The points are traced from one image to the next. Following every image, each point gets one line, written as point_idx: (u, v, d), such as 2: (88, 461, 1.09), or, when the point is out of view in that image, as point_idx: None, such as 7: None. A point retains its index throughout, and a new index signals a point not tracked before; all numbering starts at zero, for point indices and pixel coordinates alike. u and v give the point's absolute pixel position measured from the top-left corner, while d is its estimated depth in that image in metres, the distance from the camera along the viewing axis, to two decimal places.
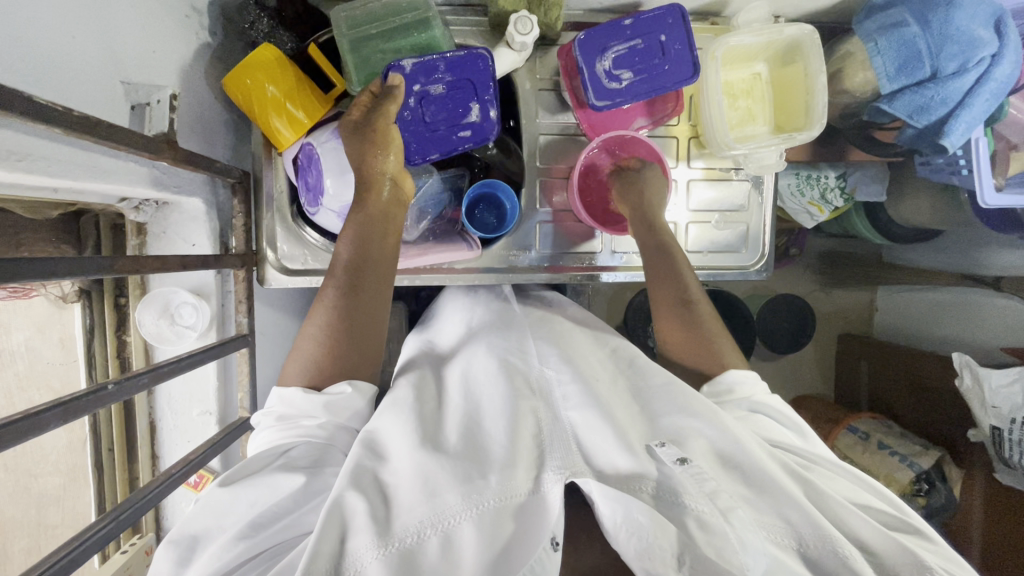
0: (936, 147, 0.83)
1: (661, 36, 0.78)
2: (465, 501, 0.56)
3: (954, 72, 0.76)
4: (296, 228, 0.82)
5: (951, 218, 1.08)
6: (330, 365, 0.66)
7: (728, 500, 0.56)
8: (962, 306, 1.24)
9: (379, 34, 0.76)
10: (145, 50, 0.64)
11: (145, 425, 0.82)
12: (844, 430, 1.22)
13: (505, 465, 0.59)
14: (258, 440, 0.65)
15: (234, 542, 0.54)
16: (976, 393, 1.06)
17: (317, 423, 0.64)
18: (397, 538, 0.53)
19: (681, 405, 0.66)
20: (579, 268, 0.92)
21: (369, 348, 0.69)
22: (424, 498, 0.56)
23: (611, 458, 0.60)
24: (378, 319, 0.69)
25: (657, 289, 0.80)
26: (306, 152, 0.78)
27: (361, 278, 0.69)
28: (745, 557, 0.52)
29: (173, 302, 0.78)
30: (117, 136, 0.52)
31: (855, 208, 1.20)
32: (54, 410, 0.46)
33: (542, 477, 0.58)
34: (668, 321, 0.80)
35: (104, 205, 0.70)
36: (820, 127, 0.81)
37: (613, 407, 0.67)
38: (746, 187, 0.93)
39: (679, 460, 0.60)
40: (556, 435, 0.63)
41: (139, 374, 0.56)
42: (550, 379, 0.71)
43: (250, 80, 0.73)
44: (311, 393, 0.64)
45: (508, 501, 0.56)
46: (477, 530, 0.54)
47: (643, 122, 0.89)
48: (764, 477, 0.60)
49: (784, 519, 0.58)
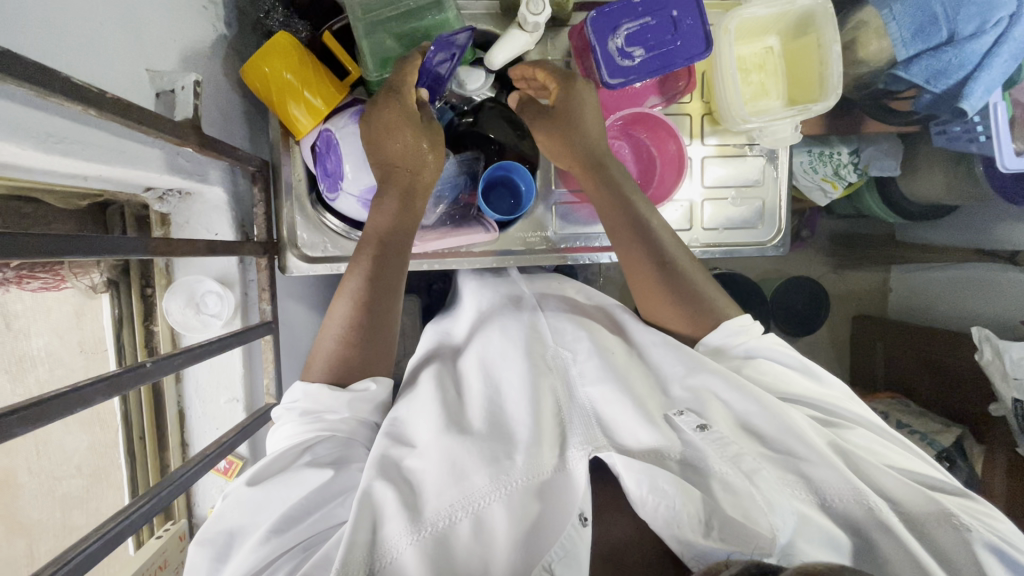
0: (955, 111, 0.81)
1: (672, 12, 0.79)
2: (494, 482, 0.57)
3: (971, 34, 0.75)
4: (316, 216, 0.83)
5: (966, 191, 1.10)
6: (355, 362, 0.67)
7: (751, 463, 0.59)
8: (981, 285, 1.28)
9: (396, 17, 0.74)
10: (167, 40, 0.65)
11: (173, 414, 0.82)
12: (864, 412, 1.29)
13: (530, 445, 0.61)
14: (277, 436, 0.64)
15: (267, 537, 0.55)
16: (997, 367, 1.07)
17: (341, 418, 0.64)
18: (429, 522, 0.55)
19: (695, 364, 0.66)
20: (590, 249, 0.92)
21: (388, 343, 0.70)
22: (453, 482, 0.57)
23: (634, 432, 0.62)
24: (394, 317, 0.71)
25: (627, 247, 0.75)
26: (324, 138, 0.77)
27: (380, 270, 0.70)
28: (774, 517, 0.54)
29: (198, 292, 0.79)
30: (146, 119, 0.53)
31: (867, 185, 1.22)
32: (99, 384, 0.47)
33: (566, 454, 0.60)
34: (635, 272, 0.75)
35: (129, 194, 0.71)
36: (836, 97, 0.81)
37: (630, 377, 0.68)
38: (760, 163, 0.93)
39: (698, 427, 0.62)
40: (575, 410, 0.65)
41: (174, 355, 0.58)
42: (563, 358, 0.71)
43: (269, 69, 0.73)
44: (337, 389, 0.64)
45: (535, 480, 0.58)
46: (507, 509, 0.56)
47: (655, 100, 0.89)
48: (785, 441, 0.61)
49: (805, 485, 0.59)
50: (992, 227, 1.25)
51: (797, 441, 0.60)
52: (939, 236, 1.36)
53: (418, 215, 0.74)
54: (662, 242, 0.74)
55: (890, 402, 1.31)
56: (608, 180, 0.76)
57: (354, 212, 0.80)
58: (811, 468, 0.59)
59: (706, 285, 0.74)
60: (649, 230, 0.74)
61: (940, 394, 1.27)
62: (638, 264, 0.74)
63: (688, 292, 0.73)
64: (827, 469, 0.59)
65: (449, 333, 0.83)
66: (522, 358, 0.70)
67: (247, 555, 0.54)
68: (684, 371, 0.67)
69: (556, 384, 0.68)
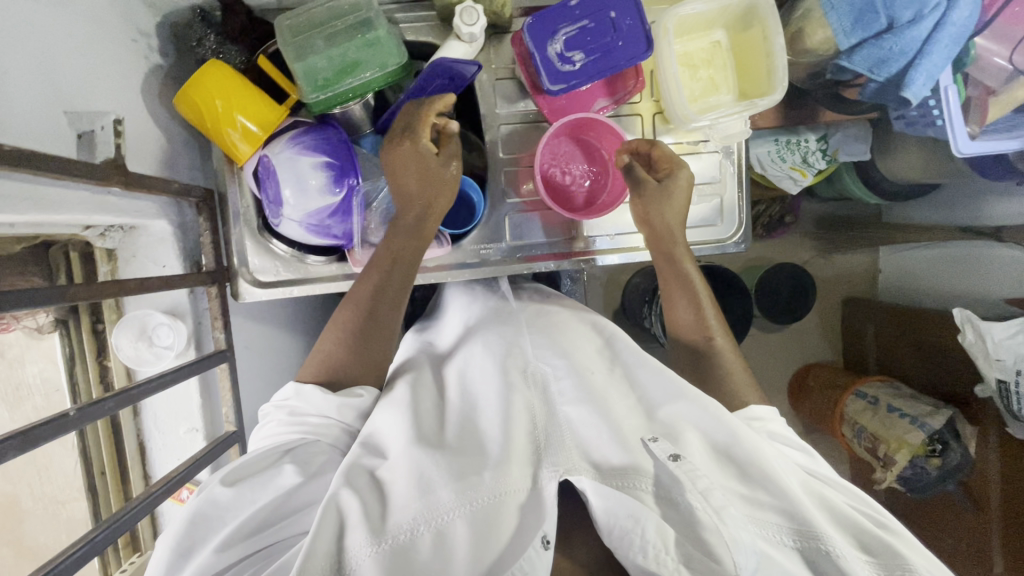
0: (902, 99, 0.79)
1: (611, 12, 0.77)
2: (459, 498, 0.56)
3: (910, 21, 0.73)
4: (264, 242, 0.82)
5: (942, 169, 1.08)
6: (343, 365, 0.70)
7: (721, 499, 0.56)
8: (971, 262, 1.25)
9: (324, 37, 0.73)
10: (88, 79, 0.64)
11: (134, 446, 0.82)
12: (852, 396, 1.33)
13: (500, 462, 0.59)
14: (263, 434, 0.67)
15: (232, 539, 0.56)
16: (981, 348, 1.06)
17: (326, 420, 0.66)
18: (390, 535, 0.54)
19: (676, 392, 0.66)
20: (559, 256, 0.91)
21: (381, 350, 0.72)
22: (418, 495, 0.57)
23: (605, 452, 0.61)
24: (389, 322, 0.73)
25: (671, 291, 0.84)
26: (263, 164, 0.77)
27: (384, 278, 0.73)
28: (738, 555, 0.53)
29: (149, 324, 0.78)
30: (54, 166, 0.53)
31: (847, 167, 1.23)
32: (11, 441, 0.47)
33: (538, 474, 0.59)
34: (673, 305, 0.84)
35: (68, 234, 0.71)
36: (783, 91, 0.79)
37: (610, 400, 0.67)
38: (716, 158, 0.91)
39: (673, 455, 0.59)
40: (553, 432, 0.63)
41: (105, 399, 0.58)
42: (543, 374, 0.70)
43: (199, 97, 0.72)
44: (328, 390, 0.66)
45: (503, 496, 0.57)
46: (470, 527, 0.55)
47: (605, 102, 0.87)
48: (763, 470, 0.60)
49: (773, 523, 0.59)
50: (977, 205, 1.21)
51: (775, 478, 0.59)
52: (918, 214, 1.35)
53: (428, 240, 0.76)
54: (710, 323, 0.82)
55: (880, 386, 1.32)
56: (669, 258, 0.84)
57: (300, 236, 0.79)
58: (784, 500, 0.58)
59: (737, 372, 0.80)
60: (704, 310, 0.82)
61: (929, 375, 1.29)
62: (675, 296, 0.84)
63: (712, 372, 0.80)
64: (798, 507, 0.58)
65: (432, 343, 0.86)
66: (499, 374, 0.69)
67: (208, 557, 0.55)
68: (666, 398, 0.67)
69: (534, 400, 0.67)
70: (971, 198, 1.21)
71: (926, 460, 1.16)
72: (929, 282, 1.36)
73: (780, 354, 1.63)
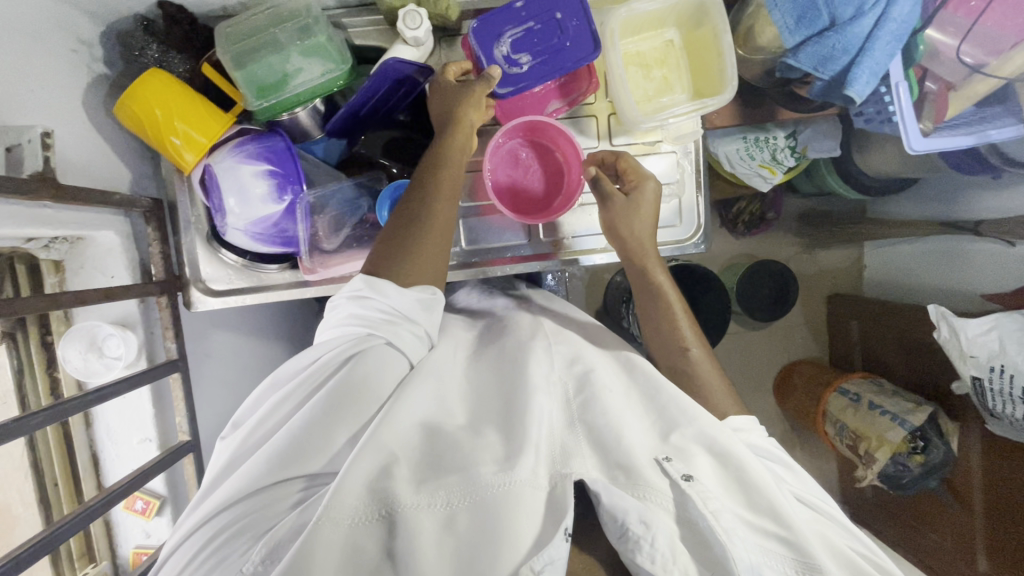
0: (848, 98, 0.77)
1: (557, 14, 0.76)
2: (497, 473, 0.56)
3: (851, 17, 0.71)
4: (212, 250, 0.81)
5: (917, 165, 1.07)
6: (400, 265, 0.70)
7: (729, 522, 0.56)
8: (953, 255, 1.20)
9: (263, 45, 0.73)
10: (20, 92, 0.64)
11: (87, 457, 0.82)
12: (836, 393, 1.33)
13: (522, 450, 0.58)
14: (332, 322, 0.70)
15: (281, 450, 0.60)
16: (954, 343, 1.01)
17: (388, 319, 0.67)
18: (425, 496, 0.55)
19: (681, 419, 0.65)
20: (541, 258, 0.91)
21: (435, 266, 0.72)
22: (452, 473, 0.56)
23: (626, 452, 0.59)
24: (441, 244, 0.72)
25: (643, 303, 0.83)
26: (208, 173, 0.76)
27: (432, 204, 0.72)
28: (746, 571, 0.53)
29: (99, 335, 0.78)
30: None
31: (827, 165, 1.21)
32: None
33: (565, 473, 0.58)
34: (649, 322, 0.82)
35: (9, 247, 0.71)
36: (732, 92, 0.77)
37: (628, 416, 0.65)
38: (673, 158, 0.90)
39: (685, 476, 0.58)
40: (573, 441, 0.62)
41: (32, 414, 0.59)
42: (561, 387, 0.68)
43: (138, 106, 0.72)
44: (401, 286, 0.68)
45: (531, 485, 0.56)
46: (502, 502, 0.54)
47: (558, 104, 0.86)
48: (772, 497, 0.59)
49: (781, 554, 0.56)
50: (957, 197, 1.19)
51: (786, 508, 0.58)
52: (905, 209, 1.33)
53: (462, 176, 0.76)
54: (682, 334, 0.80)
55: (862, 384, 1.30)
56: (643, 272, 0.82)
57: (246, 245, 0.79)
58: (790, 529, 0.57)
59: (711, 380, 0.77)
60: (674, 324, 0.80)
61: (911, 372, 1.28)
62: (648, 315, 0.82)
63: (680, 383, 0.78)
64: (807, 541, 0.56)
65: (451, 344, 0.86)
66: (518, 381, 0.68)
67: (257, 463, 0.60)
68: (688, 419, 0.64)
69: (555, 409, 0.65)
70: (954, 187, 1.18)
71: (908, 457, 1.14)
72: (921, 278, 1.30)
73: (764, 351, 1.62)
